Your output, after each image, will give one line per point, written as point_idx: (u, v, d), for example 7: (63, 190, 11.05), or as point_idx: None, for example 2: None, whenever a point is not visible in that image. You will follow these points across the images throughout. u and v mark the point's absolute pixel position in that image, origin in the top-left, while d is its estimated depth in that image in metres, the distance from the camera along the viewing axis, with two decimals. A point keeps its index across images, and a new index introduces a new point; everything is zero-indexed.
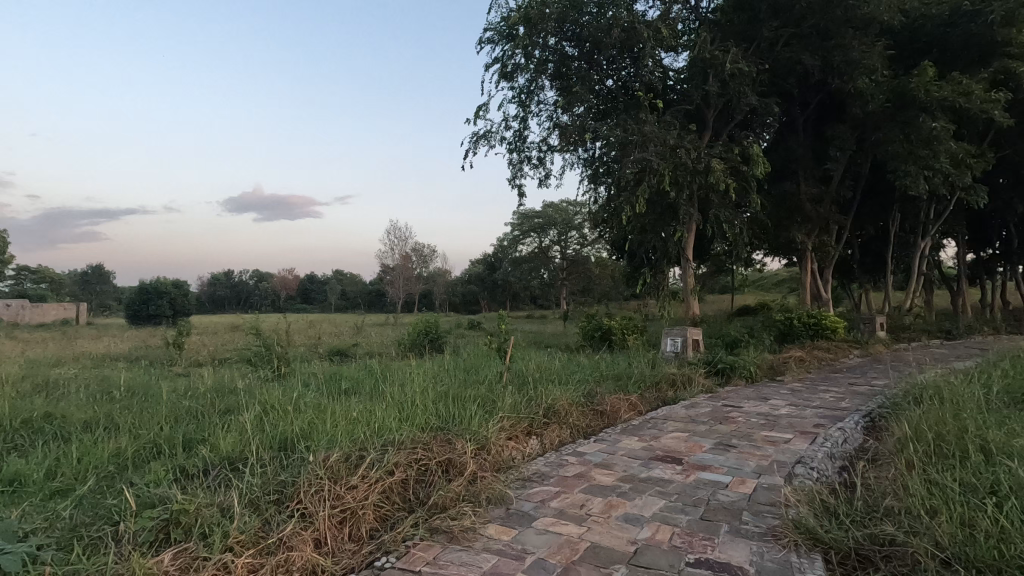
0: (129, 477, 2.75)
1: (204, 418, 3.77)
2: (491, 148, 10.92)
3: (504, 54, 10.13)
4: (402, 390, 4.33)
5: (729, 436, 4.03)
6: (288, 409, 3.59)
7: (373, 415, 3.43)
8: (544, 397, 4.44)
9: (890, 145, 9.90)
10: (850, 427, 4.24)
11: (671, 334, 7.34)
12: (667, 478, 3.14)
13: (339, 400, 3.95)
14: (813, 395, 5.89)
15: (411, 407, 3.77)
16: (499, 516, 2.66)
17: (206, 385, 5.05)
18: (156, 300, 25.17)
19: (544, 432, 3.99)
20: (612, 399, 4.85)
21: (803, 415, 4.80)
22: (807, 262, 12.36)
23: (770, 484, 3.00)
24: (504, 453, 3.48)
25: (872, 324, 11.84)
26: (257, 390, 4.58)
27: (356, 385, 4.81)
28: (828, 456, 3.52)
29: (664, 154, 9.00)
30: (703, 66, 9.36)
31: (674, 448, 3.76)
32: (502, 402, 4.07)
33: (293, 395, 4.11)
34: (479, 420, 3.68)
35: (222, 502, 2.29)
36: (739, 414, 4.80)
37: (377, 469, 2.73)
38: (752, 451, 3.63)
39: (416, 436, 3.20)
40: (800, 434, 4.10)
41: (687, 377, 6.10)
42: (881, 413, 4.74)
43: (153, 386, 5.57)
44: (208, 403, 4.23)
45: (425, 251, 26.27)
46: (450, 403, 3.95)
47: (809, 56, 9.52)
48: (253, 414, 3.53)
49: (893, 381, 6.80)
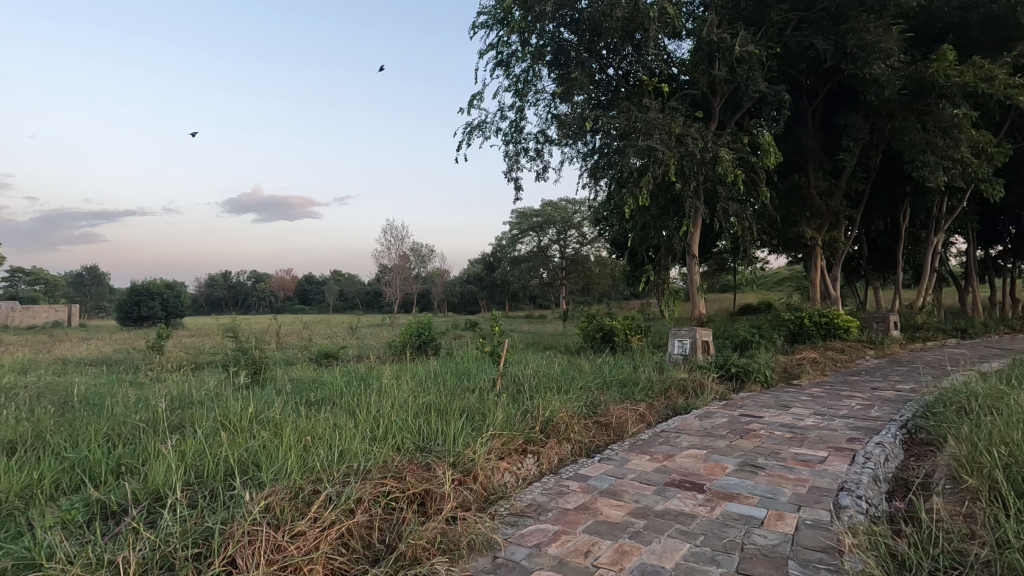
0: (28, 519, 2.24)
1: (146, 439, 3.23)
2: (486, 140, 10.41)
3: (499, 40, 9.64)
4: (379, 401, 3.79)
5: (754, 454, 3.50)
6: (242, 430, 3.05)
7: (338, 435, 2.93)
8: (541, 408, 3.91)
9: (906, 133, 9.39)
10: (889, 443, 3.73)
11: (679, 335, 6.79)
12: (689, 511, 2.60)
13: (307, 415, 3.43)
14: (837, 402, 5.37)
15: (387, 423, 3.25)
16: (484, 569, 2.13)
17: (164, 398, 4.50)
18: (149, 301, 24.54)
19: (540, 449, 3.46)
20: (618, 410, 4.32)
21: (833, 426, 4.28)
22: (816, 259, 11.84)
23: (814, 521, 2.46)
24: (494, 479, 2.98)
25: (886, 323, 11.34)
26: (219, 402, 4.08)
27: (330, 395, 4.29)
28: (873, 480, 3.01)
29: (669, 142, 8.47)
30: (709, 50, 8.86)
31: (691, 470, 3.22)
32: (493, 416, 3.55)
33: (252, 408, 3.57)
34: (465, 439, 3.17)
35: (117, 563, 1.79)
36: (761, 426, 4.27)
37: (333, 509, 2.22)
38: (785, 475, 3.09)
39: (387, 462, 2.70)
40: (835, 451, 3.56)
41: (699, 382, 5.57)
42: (920, 425, 4.22)
43: (110, 396, 5.01)
44: (159, 417, 3.72)
45: (421, 251, 25.82)
46: (430, 419, 3.40)
47: (821, 40, 9.02)
48: (199, 435, 3.00)
49: (920, 385, 6.29)
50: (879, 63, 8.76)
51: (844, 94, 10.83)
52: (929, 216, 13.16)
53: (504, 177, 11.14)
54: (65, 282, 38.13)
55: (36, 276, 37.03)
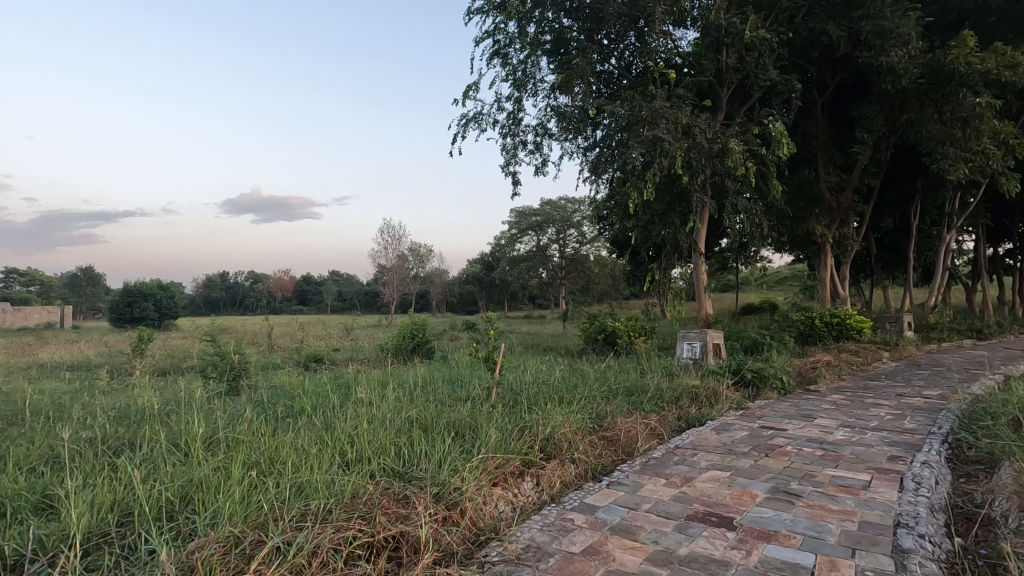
0: None
1: (79, 464, 2.74)
2: (482, 133, 9.93)
3: (495, 27, 9.19)
4: (356, 417, 3.32)
5: (785, 478, 3.04)
6: (187, 460, 2.57)
7: (302, 464, 2.49)
8: (542, 423, 3.45)
9: (924, 125, 8.96)
10: (937, 462, 3.29)
11: (687, 338, 6.33)
12: (720, 558, 2.15)
13: (272, 436, 2.96)
14: (863, 411, 4.93)
15: (363, 445, 2.79)
16: None
17: (119, 413, 4.01)
18: (142, 302, 24.00)
19: (540, 471, 2.99)
20: (627, 423, 3.86)
21: (867, 441, 3.82)
22: (827, 256, 11.34)
23: (876, 571, 2.01)
24: (484, 513, 2.52)
25: (899, 324, 10.89)
26: (178, 417, 3.63)
27: (305, 408, 3.84)
28: (930, 511, 2.57)
29: (676, 132, 8.01)
30: (717, 36, 8.49)
31: (716, 498, 2.77)
32: (485, 435, 3.08)
33: (208, 428, 3.11)
34: (452, 463, 2.73)
35: None
36: (787, 442, 3.80)
37: (279, 566, 1.78)
38: (826, 505, 2.63)
39: (357, 497, 2.28)
40: (877, 473, 3.11)
41: (712, 391, 5.11)
42: (964, 440, 3.79)
43: (63, 408, 4.50)
44: (103, 436, 3.24)
45: (419, 251, 25.43)
46: (413, 438, 2.96)
47: (834, 26, 8.53)
48: (137, 466, 2.53)
49: (948, 391, 5.85)
50: (897, 50, 8.30)
51: (855, 84, 10.38)
52: (940, 213, 12.76)
53: (502, 171, 10.69)
54: (60, 283, 37.70)
55: (30, 276, 36.53)
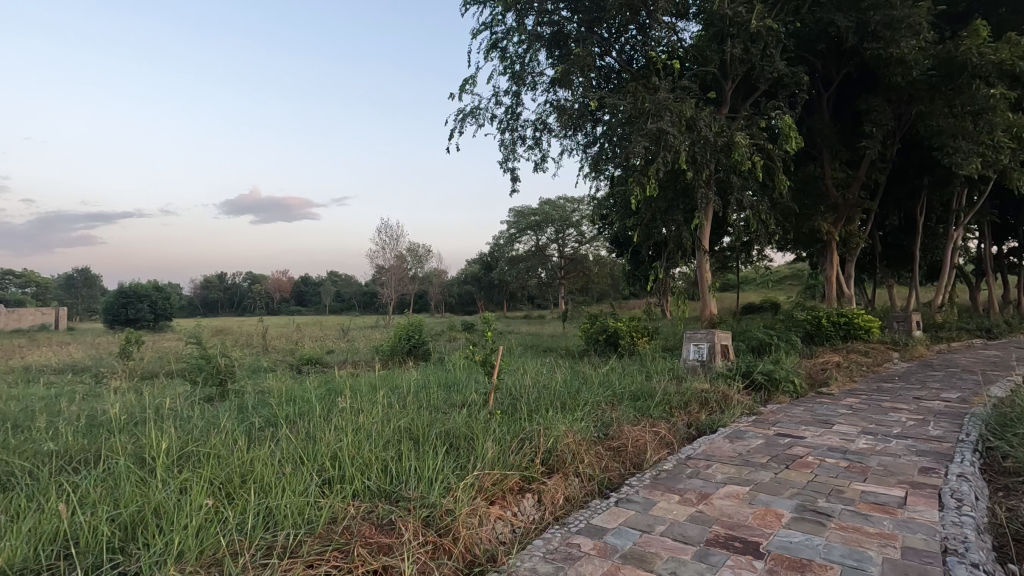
0: None
1: (26, 484, 2.45)
2: (480, 128, 9.66)
3: (493, 19, 8.93)
4: (338, 429, 3.03)
5: (812, 495, 2.76)
6: (145, 480, 2.28)
7: (276, 483, 2.22)
8: (544, 433, 3.17)
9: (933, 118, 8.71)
10: (975, 475, 3.02)
11: (694, 339, 6.06)
12: None
13: (245, 450, 2.65)
14: (883, 416, 4.65)
15: (344, 461, 2.51)
16: None
17: (84, 422, 3.70)
18: (137, 304, 23.67)
19: (541, 488, 2.71)
20: (634, 431, 3.59)
21: (894, 451, 3.54)
22: (830, 254, 10.98)
23: None
24: (481, 539, 2.24)
25: (907, 323, 10.61)
26: (149, 428, 3.34)
27: (287, 417, 3.56)
28: (978, 534, 2.30)
29: (679, 125, 7.71)
30: (722, 26, 8.19)
31: (738, 519, 2.48)
32: (481, 448, 2.79)
33: (177, 442, 2.82)
34: (445, 481, 2.45)
35: None
36: (808, 452, 3.52)
37: None
38: (863, 528, 2.35)
39: (333, 525, 2.01)
40: (912, 488, 2.83)
41: (723, 395, 4.82)
42: (999, 450, 3.50)
43: (28, 417, 4.19)
44: (63, 451, 2.95)
45: (417, 251, 25.16)
46: (402, 451, 2.68)
47: (842, 16, 8.24)
48: (89, 486, 2.25)
49: (967, 394, 5.58)
50: (908, 40, 8.04)
51: (861, 78, 10.14)
52: (947, 211, 12.51)
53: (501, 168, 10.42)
54: (56, 284, 37.29)
55: (25, 278, 36.36)
